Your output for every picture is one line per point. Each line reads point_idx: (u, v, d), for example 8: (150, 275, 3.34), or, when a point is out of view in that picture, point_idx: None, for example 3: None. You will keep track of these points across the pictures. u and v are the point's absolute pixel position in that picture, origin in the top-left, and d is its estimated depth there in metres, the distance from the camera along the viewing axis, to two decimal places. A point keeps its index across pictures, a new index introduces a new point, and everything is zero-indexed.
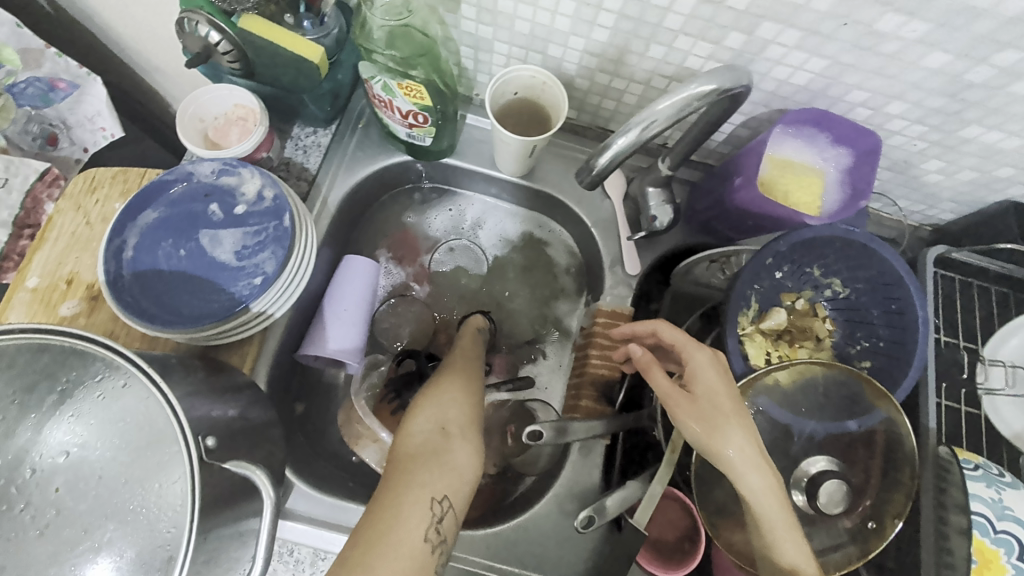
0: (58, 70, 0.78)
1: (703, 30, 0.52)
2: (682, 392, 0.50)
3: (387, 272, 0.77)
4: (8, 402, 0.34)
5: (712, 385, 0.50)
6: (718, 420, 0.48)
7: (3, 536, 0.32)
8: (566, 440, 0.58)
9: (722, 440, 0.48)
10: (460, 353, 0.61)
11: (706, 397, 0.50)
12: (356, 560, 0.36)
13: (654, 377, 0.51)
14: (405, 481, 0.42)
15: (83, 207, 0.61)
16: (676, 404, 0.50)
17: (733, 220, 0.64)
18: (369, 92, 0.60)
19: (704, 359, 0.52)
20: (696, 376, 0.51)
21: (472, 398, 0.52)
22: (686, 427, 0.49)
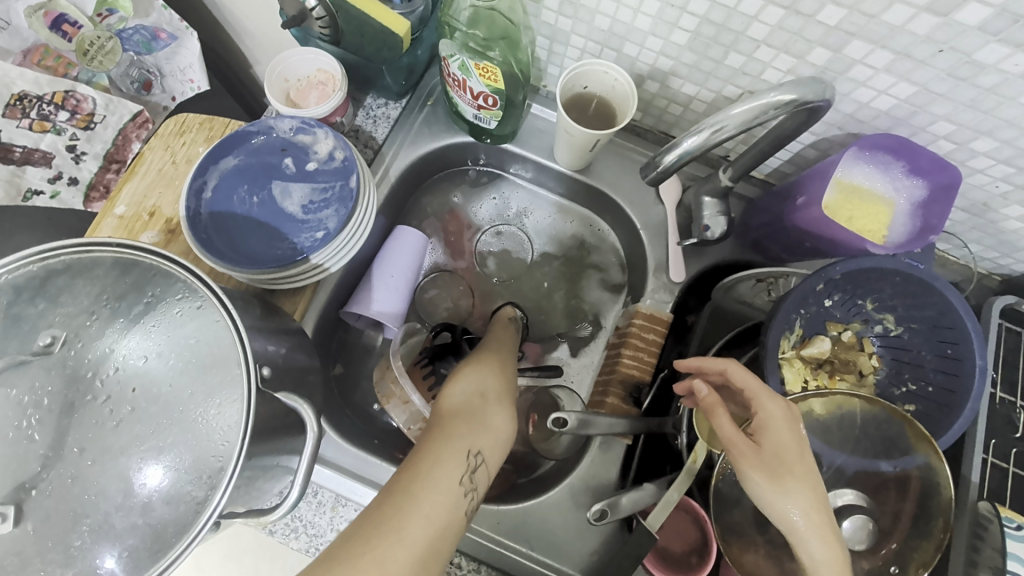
0: (162, 21, 0.84)
1: (787, 42, 0.52)
2: (750, 444, 0.48)
3: (432, 248, 0.79)
4: (101, 305, 0.38)
5: (782, 438, 0.48)
6: (786, 479, 0.46)
7: (84, 421, 0.36)
8: (588, 433, 0.59)
9: (788, 500, 0.46)
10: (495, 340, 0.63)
11: (772, 450, 0.47)
12: (399, 488, 0.39)
13: (722, 423, 0.48)
14: (445, 430, 0.44)
15: (171, 147, 0.66)
16: (742, 454, 0.47)
17: (789, 240, 0.63)
18: (445, 70, 0.61)
19: (778, 412, 0.49)
20: (767, 427, 0.48)
21: (506, 377, 0.55)
22: (749, 479, 0.47)
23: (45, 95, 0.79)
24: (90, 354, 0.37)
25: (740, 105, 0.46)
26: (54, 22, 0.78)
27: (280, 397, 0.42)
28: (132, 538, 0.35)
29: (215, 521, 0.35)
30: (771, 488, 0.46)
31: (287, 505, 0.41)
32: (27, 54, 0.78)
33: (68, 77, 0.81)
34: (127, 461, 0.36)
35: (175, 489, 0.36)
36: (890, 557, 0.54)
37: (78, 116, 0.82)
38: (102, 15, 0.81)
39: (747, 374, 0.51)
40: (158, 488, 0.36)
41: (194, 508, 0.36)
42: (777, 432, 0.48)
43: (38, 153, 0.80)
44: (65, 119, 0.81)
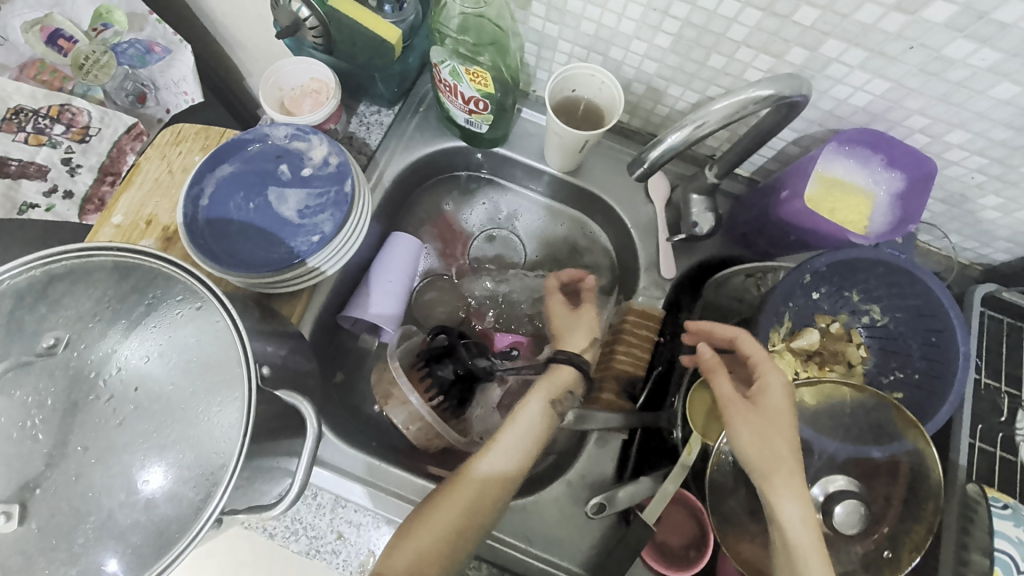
0: (157, 35, 0.85)
1: (766, 42, 0.54)
2: (745, 403, 0.52)
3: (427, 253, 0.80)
4: (105, 307, 0.39)
5: (779, 404, 0.51)
6: (774, 441, 0.50)
7: (89, 420, 0.37)
8: (584, 428, 0.59)
9: (774, 463, 0.49)
10: (489, 455, 0.54)
11: (768, 412, 0.51)
12: None
13: (719, 381, 0.53)
14: None
15: (167, 157, 0.67)
16: (735, 410, 0.51)
17: (775, 234, 0.65)
18: (436, 76, 0.63)
19: (780, 381, 0.51)
20: (766, 392, 0.52)
21: (458, 538, 0.51)
22: (738, 436, 0.51)
23: (41, 109, 0.79)
24: (94, 355, 0.38)
25: (721, 101, 0.48)
26: (50, 36, 0.78)
27: (280, 395, 0.43)
28: (136, 535, 0.36)
29: (218, 517, 0.36)
30: (763, 454, 0.49)
31: (287, 502, 0.42)
32: (23, 68, 0.78)
33: (64, 91, 0.82)
34: (131, 459, 0.36)
35: (178, 486, 0.37)
36: (882, 541, 0.55)
37: (74, 129, 0.82)
38: (97, 29, 0.82)
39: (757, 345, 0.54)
40: (162, 485, 0.36)
41: (196, 503, 0.36)
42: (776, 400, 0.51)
43: (35, 166, 0.80)
44: (60, 132, 0.81)
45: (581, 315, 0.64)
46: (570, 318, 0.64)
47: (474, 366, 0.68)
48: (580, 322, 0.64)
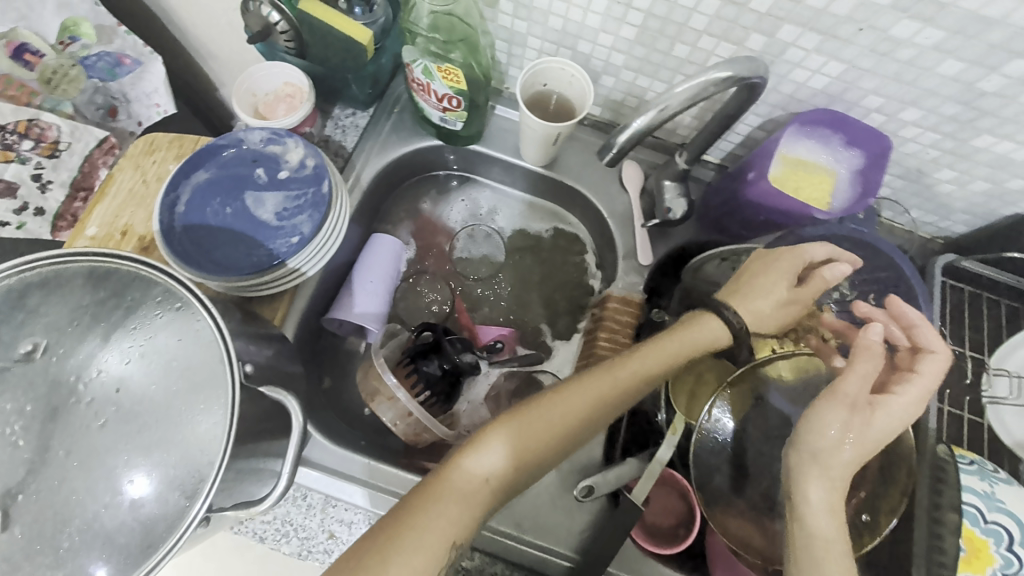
0: (126, 47, 0.84)
1: (726, 30, 0.56)
2: (867, 406, 0.49)
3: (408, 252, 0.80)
4: (83, 311, 0.39)
5: (895, 427, 0.48)
6: (864, 450, 0.47)
7: (70, 424, 0.36)
8: None
9: (847, 464, 0.46)
10: (484, 451, 0.44)
11: (879, 428, 0.48)
12: None
13: (863, 371, 0.49)
14: None
15: (141, 166, 0.66)
16: (857, 405, 0.48)
17: (745, 217, 0.67)
18: (409, 75, 0.64)
19: (911, 410, 0.49)
20: (889, 410, 0.49)
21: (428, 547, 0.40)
22: (830, 419, 0.48)
23: (9, 124, 0.79)
24: (73, 359, 0.38)
25: (681, 83, 0.50)
26: (16, 50, 0.77)
27: (264, 392, 0.43)
28: (123, 536, 0.36)
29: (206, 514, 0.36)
30: (837, 447, 0.47)
31: (274, 498, 0.42)
32: None
33: (31, 106, 0.81)
34: (116, 460, 0.36)
35: (163, 486, 0.37)
36: (861, 505, 0.56)
37: (43, 145, 0.81)
38: (65, 42, 0.81)
39: (935, 369, 0.50)
40: (147, 484, 0.36)
41: (184, 500, 0.36)
42: (892, 419, 0.48)
43: (4, 183, 0.79)
44: (29, 148, 0.80)
45: (795, 292, 0.58)
46: (790, 293, 0.58)
47: (460, 361, 0.68)
48: (782, 301, 0.58)
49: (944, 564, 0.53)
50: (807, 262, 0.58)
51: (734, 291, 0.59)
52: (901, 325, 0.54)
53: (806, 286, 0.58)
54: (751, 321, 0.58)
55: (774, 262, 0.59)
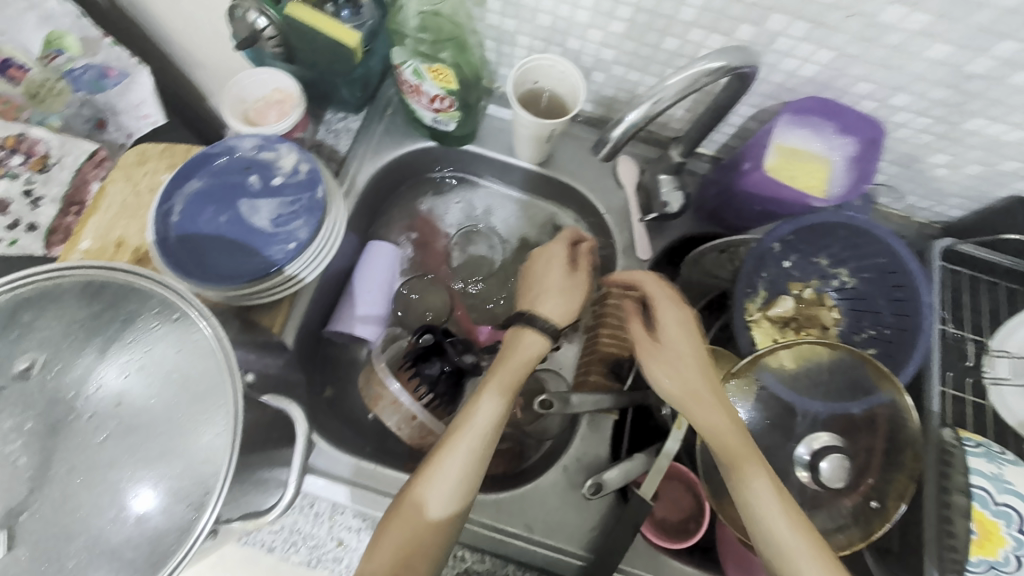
0: (111, 58, 0.83)
1: (715, 22, 0.56)
2: (652, 343, 0.57)
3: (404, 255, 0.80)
4: (78, 325, 0.39)
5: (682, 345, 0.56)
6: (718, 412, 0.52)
7: (72, 440, 0.36)
8: (571, 411, 0.60)
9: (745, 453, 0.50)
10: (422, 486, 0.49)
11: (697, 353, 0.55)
12: None
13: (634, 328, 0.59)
14: None
15: (133, 178, 0.66)
16: (666, 354, 0.56)
17: (742, 207, 0.66)
18: (399, 77, 0.64)
19: (673, 315, 0.57)
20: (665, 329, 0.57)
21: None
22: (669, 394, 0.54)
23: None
24: (70, 375, 0.38)
25: (673, 76, 0.50)
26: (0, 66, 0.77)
27: (267, 402, 0.43)
28: (131, 551, 0.36)
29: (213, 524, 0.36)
30: (726, 432, 0.51)
31: (282, 507, 0.41)
32: None
33: (19, 121, 0.81)
34: (118, 476, 0.36)
35: (169, 499, 0.36)
36: (868, 492, 0.56)
37: (33, 158, 0.80)
38: (50, 57, 0.80)
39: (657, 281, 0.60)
40: (152, 497, 0.36)
41: (189, 512, 0.36)
42: (671, 324, 0.56)
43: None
44: (20, 163, 0.80)
45: (569, 278, 0.62)
46: (561, 283, 0.62)
47: (460, 362, 0.68)
48: (564, 285, 0.62)
49: (954, 548, 0.54)
50: (567, 258, 0.64)
51: (529, 298, 0.62)
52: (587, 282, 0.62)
53: (574, 272, 0.63)
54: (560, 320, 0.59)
55: (533, 272, 0.64)
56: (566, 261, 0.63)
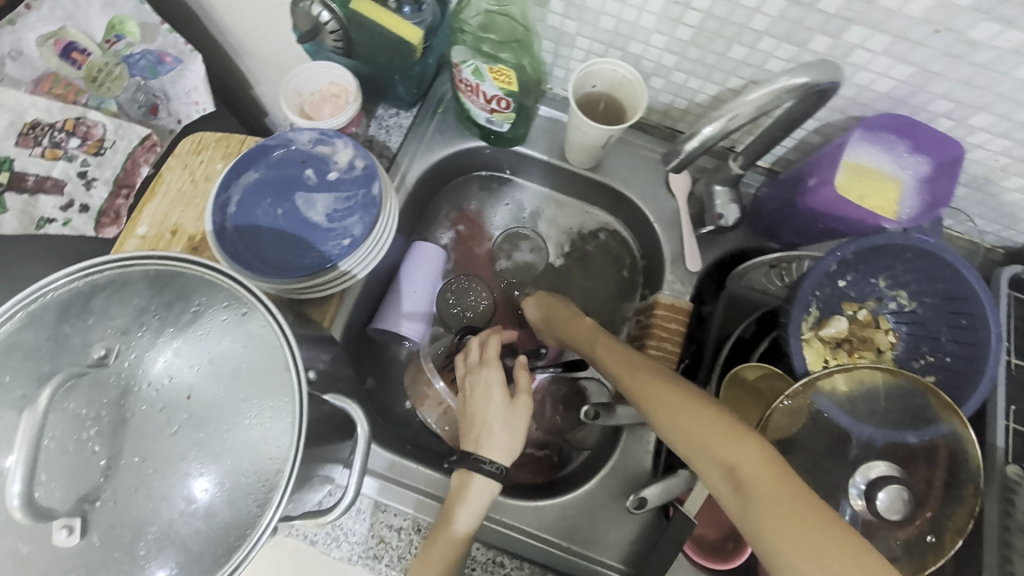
0: (168, 45, 0.84)
1: (788, 32, 0.54)
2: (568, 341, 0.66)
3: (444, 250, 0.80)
4: (151, 315, 0.39)
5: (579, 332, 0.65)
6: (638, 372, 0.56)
7: (144, 430, 0.36)
8: (614, 423, 0.60)
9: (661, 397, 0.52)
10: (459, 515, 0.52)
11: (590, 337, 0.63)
12: None
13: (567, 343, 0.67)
14: None
15: (189, 166, 0.67)
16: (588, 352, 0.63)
17: (802, 223, 0.64)
18: (457, 76, 0.63)
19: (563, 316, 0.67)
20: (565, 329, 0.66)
21: None
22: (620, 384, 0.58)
23: (56, 122, 0.78)
24: (142, 365, 0.38)
25: (753, 92, 0.48)
26: (64, 49, 0.77)
27: (328, 400, 0.44)
28: (197, 544, 0.36)
29: (277, 521, 0.36)
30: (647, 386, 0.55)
31: (343, 506, 0.41)
32: (37, 82, 0.77)
33: (78, 104, 0.80)
34: (184, 468, 0.36)
35: (235, 494, 0.37)
36: (925, 526, 0.55)
37: (89, 142, 0.81)
38: (110, 41, 0.81)
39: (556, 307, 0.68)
40: (218, 491, 0.37)
41: (255, 510, 0.36)
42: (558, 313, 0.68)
43: (51, 180, 0.79)
44: (76, 146, 0.80)
45: (510, 408, 0.56)
46: (501, 417, 0.55)
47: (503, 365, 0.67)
48: (505, 420, 0.55)
49: None
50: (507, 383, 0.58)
51: (470, 437, 0.56)
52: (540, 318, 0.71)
53: (515, 400, 0.57)
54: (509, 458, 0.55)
55: (471, 401, 0.57)
56: (505, 388, 0.57)
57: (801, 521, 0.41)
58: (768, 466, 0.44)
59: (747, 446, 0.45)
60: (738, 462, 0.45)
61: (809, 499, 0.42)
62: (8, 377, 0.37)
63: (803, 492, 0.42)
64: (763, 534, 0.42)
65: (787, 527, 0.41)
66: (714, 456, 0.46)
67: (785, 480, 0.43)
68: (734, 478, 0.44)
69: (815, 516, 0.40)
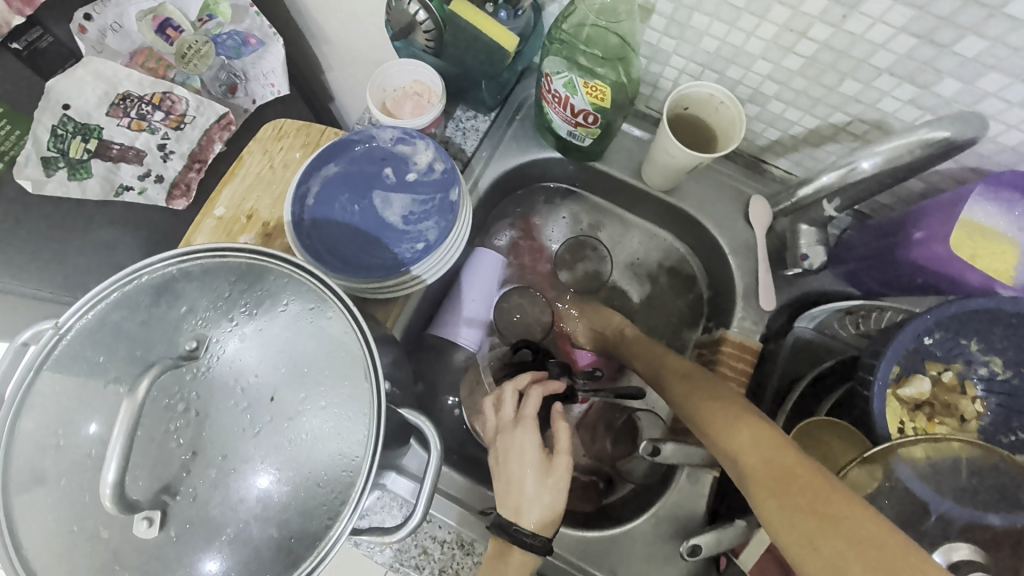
0: (254, 27, 0.85)
1: (914, 72, 0.50)
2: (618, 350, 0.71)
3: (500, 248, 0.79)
4: (242, 311, 0.40)
5: (629, 343, 0.70)
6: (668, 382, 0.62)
7: (227, 429, 0.37)
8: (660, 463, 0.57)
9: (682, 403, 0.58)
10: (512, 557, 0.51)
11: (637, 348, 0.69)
12: None
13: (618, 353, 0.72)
14: None
15: (269, 152, 0.67)
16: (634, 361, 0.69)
17: (895, 275, 0.60)
18: (545, 86, 0.61)
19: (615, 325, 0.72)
20: (615, 339, 0.72)
21: None
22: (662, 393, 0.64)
23: (145, 96, 0.80)
24: (229, 362, 0.38)
25: (889, 142, 0.50)
26: (160, 25, 0.79)
27: (404, 414, 0.44)
28: (267, 551, 0.36)
29: (346, 536, 0.36)
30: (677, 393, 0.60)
31: (408, 525, 0.41)
32: (133, 55, 0.78)
33: (167, 79, 0.81)
34: (259, 470, 0.36)
35: (308, 504, 0.37)
36: None
37: (172, 116, 0.81)
38: (202, 20, 0.81)
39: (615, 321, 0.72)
40: (291, 498, 0.37)
41: (326, 523, 0.36)
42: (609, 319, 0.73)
43: (133, 151, 0.80)
44: (160, 119, 0.81)
45: (545, 472, 0.53)
46: (538, 482, 0.53)
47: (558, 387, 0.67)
48: (542, 482, 0.53)
49: None
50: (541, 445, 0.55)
51: (507, 503, 0.53)
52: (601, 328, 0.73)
53: (552, 462, 0.53)
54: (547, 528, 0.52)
55: (506, 465, 0.55)
56: (541, 449, 0.54)
57: (788, 501, 0.44)
58: (762, 453, 0.47)
59: (745, 433, 0.50)
60: (738, 452, 0.49)
61: (800, 481, 0.44)
62: (102, 357, 0.38)
63: (796, 475, 0.45)
64: (762, 514, 0.45)
65: (775, 505, 0.44)
66: (722, 448, 0.51)
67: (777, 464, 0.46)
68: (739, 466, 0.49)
69: (801, 494, 0.43)
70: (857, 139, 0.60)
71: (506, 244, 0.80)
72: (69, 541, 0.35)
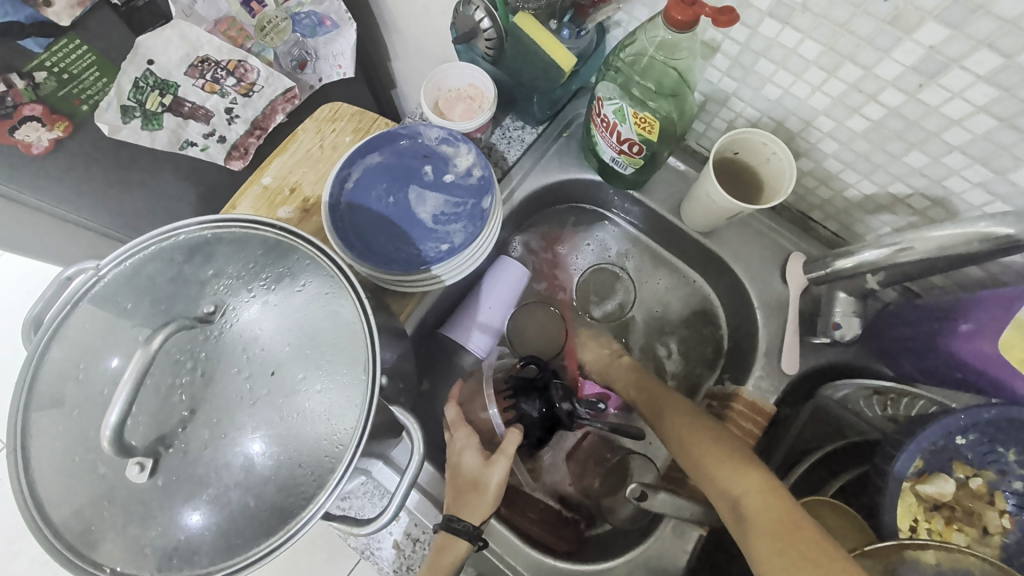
0: (331, 10, 0.88)
1: (990, 154, 0.47)
2: (609, 376, 0.71)
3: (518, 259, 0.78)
4: (262, 286, 0.41)
5: (622, 371, 0.69)
6: (661, 413, 0.61)
7: (227, 393, 0.39)
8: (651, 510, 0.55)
9: (675, 436, 0.57)
10: (444, 545, 0.53)
11: (633, 375, 0.68)
12: None
13: (607, 376, 0.71)
14: None
15: (322, 132, 0.69)
16: (626, 390, 0.68)
17: (932, 364, 0.56)
18: (595, 110, 0.61)
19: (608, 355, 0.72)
20: (607, 365, 0.71)
21: None
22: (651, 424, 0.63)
23: (222, 61, 0.82)
24: (239, 332, 0.40)
25: (935, 229, 0.48)
26: None
27: (395, 412, 0.45)
28: (243, 520, 0.38)
29: (316, 519, 0.37)
30: (669, 425, 0.59)
31: (380, 522, 0.42)
32: (217, 23, 0.81)
33: (243, 49, 0.84)
34: (249, 438, 0.38)
35: (288, 482, 0.38)
36: None
37: (243, 84, 0.85)
38: None
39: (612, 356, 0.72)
40: (273, 472, 0.38)
41: (302, 502, 0.37)
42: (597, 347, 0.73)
43: (202, 110, 0.83)
44: (231, 84, 0.84)
45: (481, 466, 0.56)
46: (473, 474, 0.56)
47: (557, 409, 0.63)
48: (477, 473, 0.56)
49: None
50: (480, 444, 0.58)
51: (449, 498, 0.56)
52: (600, 366, 0.72)
53: (488, 459, 0.56)
54: (478, 516, 0.54)
55: (450, 462, 0.59)
56: (480, 449, 0.57)
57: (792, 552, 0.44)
58: (767, 500, 0.47)
59: (748, 478, 0.50)
60: (740, 495, 0.49)
61: (802, 533, 0.45)
62: (129, 305, 0.41)
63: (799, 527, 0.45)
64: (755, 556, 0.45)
65: (774, 551, 0.44)
66: (720, 488, 0.51)
67: (781, 515, 0.46)
68: (736, 504, 0.49)
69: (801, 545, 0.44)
70: (916, 213, 0.57)
71: (522, 253, 0.79)
72: (69, 470, 0.38)
